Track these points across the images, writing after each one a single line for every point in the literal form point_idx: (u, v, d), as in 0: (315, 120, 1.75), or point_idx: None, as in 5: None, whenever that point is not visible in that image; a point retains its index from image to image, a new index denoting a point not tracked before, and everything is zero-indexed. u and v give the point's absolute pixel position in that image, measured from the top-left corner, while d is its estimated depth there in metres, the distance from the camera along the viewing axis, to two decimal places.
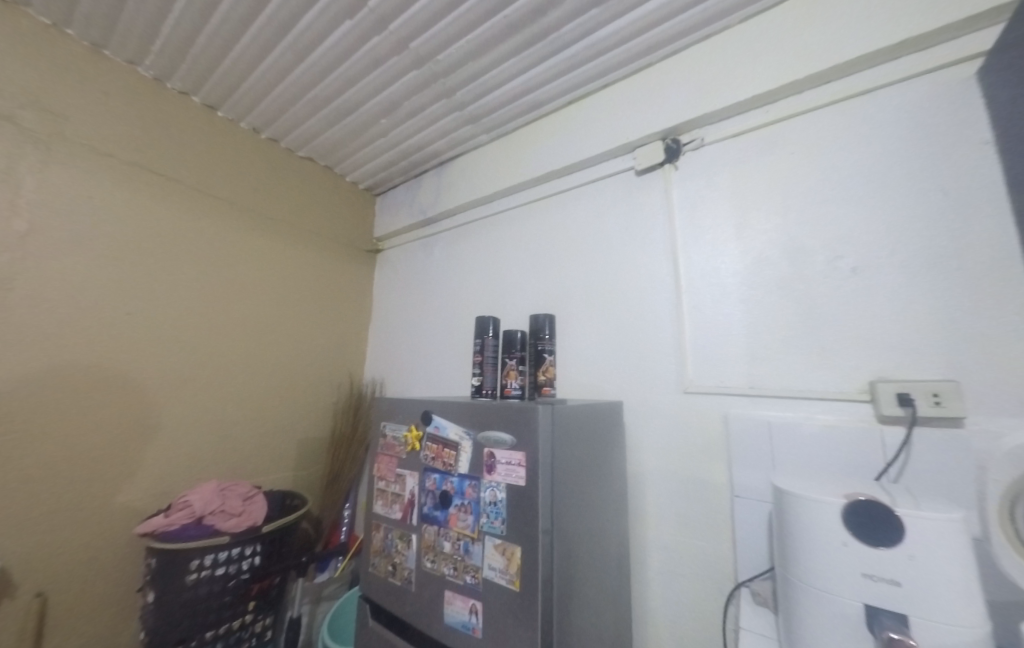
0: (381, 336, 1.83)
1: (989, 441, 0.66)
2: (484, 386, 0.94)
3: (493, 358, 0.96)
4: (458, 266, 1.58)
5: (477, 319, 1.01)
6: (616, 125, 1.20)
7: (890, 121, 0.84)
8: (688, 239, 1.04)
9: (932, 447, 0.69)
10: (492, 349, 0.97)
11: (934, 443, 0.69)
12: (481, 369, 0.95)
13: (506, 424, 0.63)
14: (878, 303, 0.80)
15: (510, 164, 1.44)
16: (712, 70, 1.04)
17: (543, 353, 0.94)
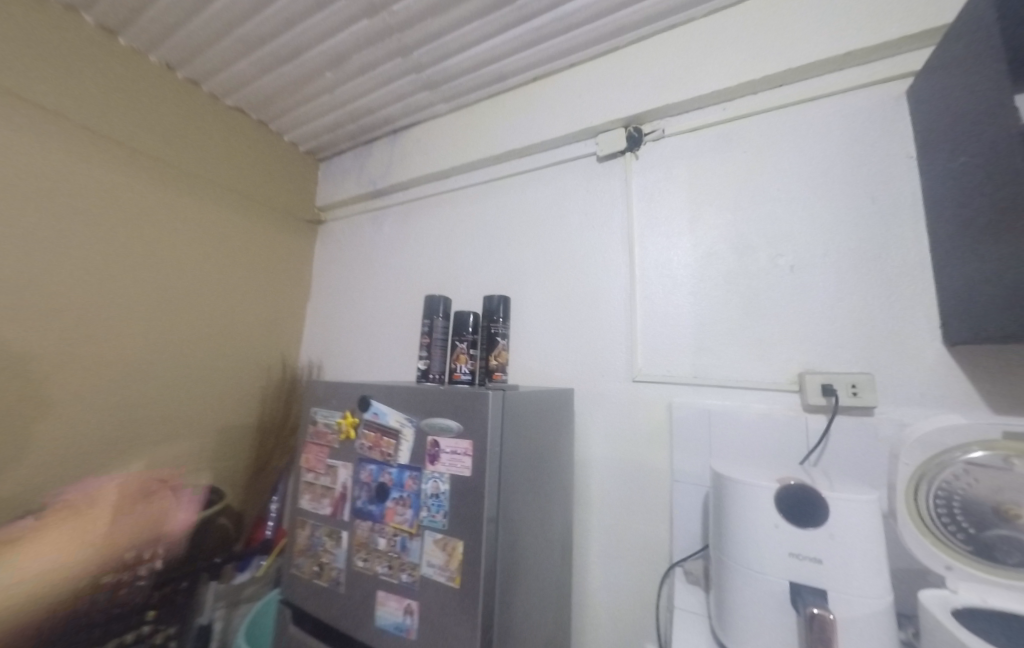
0: (320, 315, 1.68)
1: (895, 429, 0.73)
2: (431, 371, 0.88)
3: (442, 342, 0.90)
4: (409, 244, 1.48)
5: (427, 298, 0.94)
6: (581, 107, 1.16)
7: (831, 129, 0.89)
8: (645, 229, 1.05)
9: (848, 433, 0.76)
10: (441, 332, 0.91)
11: (850, 430, 0.76)
12: (428, 354, 0.89)
13: (454, 411, 0.58)
14: (810, 300, 0.85)
15: (469, 139, 1.36)
16: (677, 61, 1.04)
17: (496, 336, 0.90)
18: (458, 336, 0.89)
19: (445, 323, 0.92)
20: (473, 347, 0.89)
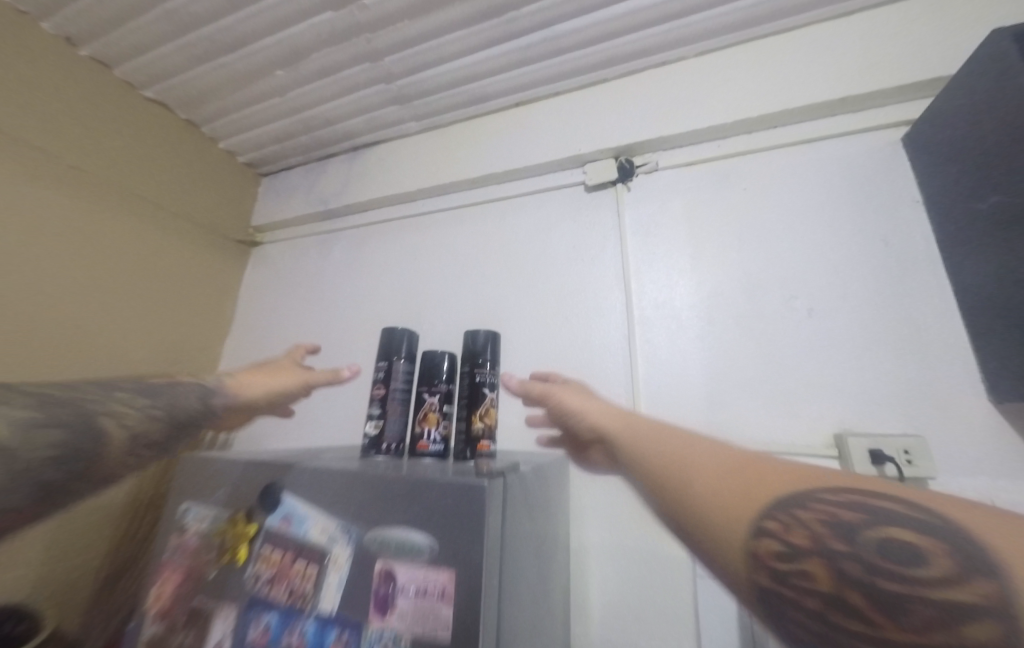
0: (240, 354, 1.35)
1: None
2: (388, 438, 0.64)
3: (404, 396, 0.68)
4: (364, 272, 1.25)
5: (384, 332, 0.72)
6: (567, 134, 1.08)
7: (833, 171, 0.85)
8: (641, 264, 0.93)
9: None
10: (404, 383, 0.69)
11: None
12: (384, 413, 0.65)
13: (430, 513, 0.36)
14: (835, 349, 0.75)
15: (441, 160, 1.22)
16: (669, 96, 1.00)
17: (480, 386, 0.68)
18: (427, 387, 0.67)
19: (408, 369, 0.71)
20: (447, 403, 0.68)
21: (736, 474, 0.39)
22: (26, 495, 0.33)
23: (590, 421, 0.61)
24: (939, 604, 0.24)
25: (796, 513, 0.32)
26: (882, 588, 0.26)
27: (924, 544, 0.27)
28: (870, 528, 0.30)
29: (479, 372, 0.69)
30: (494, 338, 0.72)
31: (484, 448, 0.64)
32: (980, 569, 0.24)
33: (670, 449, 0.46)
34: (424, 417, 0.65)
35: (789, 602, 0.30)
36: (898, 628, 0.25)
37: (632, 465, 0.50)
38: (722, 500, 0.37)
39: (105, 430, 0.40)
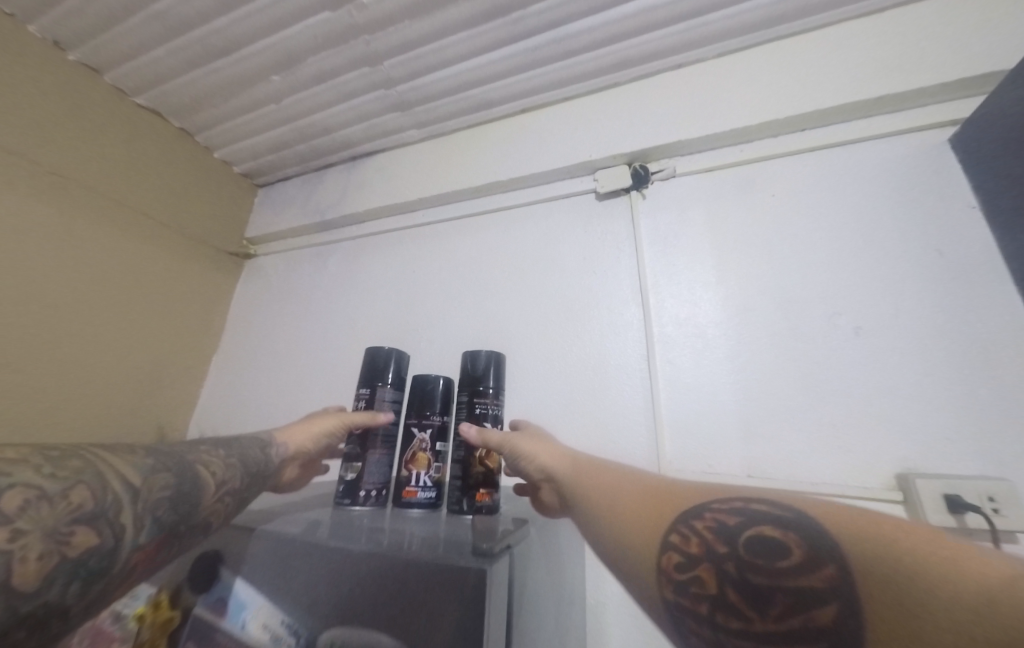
0: (225, 372, 1.26)
1: None
2: (370, 482, 0.57)
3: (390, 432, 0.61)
4: (360, 284, 1.18)
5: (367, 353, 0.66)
6: (577, 140, 1.01)
7: (872, 175, 0.77)
8: (659, 277, 0.84)
9: None
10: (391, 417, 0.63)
11: None
12: (366, 454, 0.58)
13: (421, 603, 0.28)
14: (889, 373, 0.65)
15: (443, 169, 1.16)
16: (686, 99, 0.93)
17: (480, 415, 0.61)
18: (416, 420, 0.60)
19: (395, 399, 0.65)
20: (438, 439, 0.61)
21: (649, 497, 0.44)
22: (149, 533, 0.33)
23: (530, 458, 0.58)
24: (794, 592, 0.29)
25: (692, 526, 0.36)
26: (754, 583, 0.31)
27: (784, 538, 0.32)
28: (745, 528, 0.34)
29: (479, 402, 0.62)
30: (498, 360, 0.64)
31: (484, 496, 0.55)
32: (821, 555, 0.29)
33: (600, 482, 0.50)
34: (414, 457, 0.58)
35: (685, 611, 0.34)
36: (764, 620, 0.29)
37: (570, 497, 0.51)
38: (638, 523, 0.41)
39: (205, 476, 0.40)
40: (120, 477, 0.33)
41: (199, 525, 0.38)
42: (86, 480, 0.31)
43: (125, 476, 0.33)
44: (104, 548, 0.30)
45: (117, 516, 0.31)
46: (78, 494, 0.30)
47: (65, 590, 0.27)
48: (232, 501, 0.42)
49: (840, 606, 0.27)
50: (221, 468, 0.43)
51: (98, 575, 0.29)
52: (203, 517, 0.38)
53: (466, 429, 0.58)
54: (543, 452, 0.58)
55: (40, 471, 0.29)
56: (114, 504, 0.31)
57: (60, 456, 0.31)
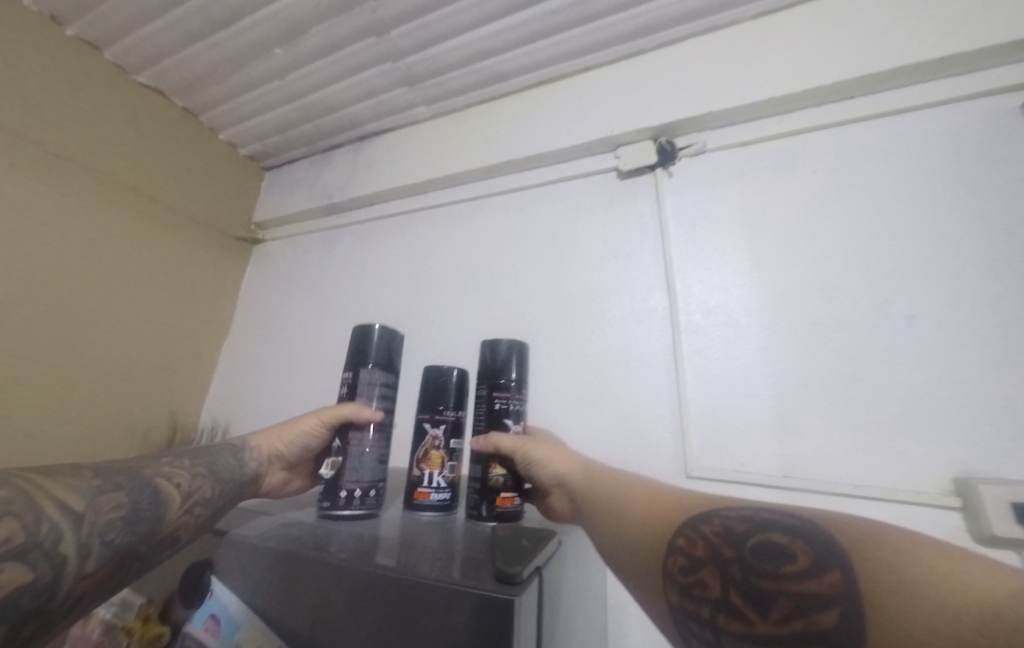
0: (235, 358, 1.25)
1: None
2: (363, 481, 0.55)
3: (381, 425, 0.59)
4: (369, 270, 1.14)
5: (355, 336, 0.62)
6: (597, 114, 0.94)
7: (930, 147, 0.69)
8: (686, 261, 0.78)
9: None
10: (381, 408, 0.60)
11: None
12: (356, 451, 0.56)
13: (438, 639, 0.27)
14: (947, 365, 0.59)
15: (454, 148, 1.10)
16: (720, 66, 0.85)
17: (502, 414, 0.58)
18: (428, 414, 0.57)
19: (387, 389, 0.62)
20: (447, 435, 0.56)
21: (661, 504, 0.44)
22: (96, 559, 0.31)
23: (543, 461, 0.55)
24: (796, 597, 0.28)
25: (701, 530, 0.36)
26: (757, 587, 0.30)
27: (790, 545, 0.31)
28: (752, 534, 0.34)
29: (499, 397, 0.58)
30: (520, 351, 0.61)
31: (503, 500, 0.53)
32: (825, 563, 0.29)
33: (614, 490, 0.49)
34: (426, 455, 0.55)
35: (691, 615, 0.33)
36: (765, 623, 0.29)
37: (584, 504, 0.50)
38: (651, 529, 0.41)
39: (164, 491, 0.39)
40: (60, 503, 0.30)
41: (159, 542, 0.37)
42: (16, 512, 0.27)
43: (64, 503, 0.30)
44: (40, 583, 0.27)
45: (55, 548, 0.28)
46: (5, 527, 0.26)
47: None
48: (200, 511, 0.42)
49: (841, 612, 0.27)
50: (183, 480, 0.42)
51: (30, 615, 0.26)
52: (164, 532, 0.37)
53: (478, 439, 0.56)
54: (559, 455, 0.56)
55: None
56: (51, 534, 0.28)
57: None
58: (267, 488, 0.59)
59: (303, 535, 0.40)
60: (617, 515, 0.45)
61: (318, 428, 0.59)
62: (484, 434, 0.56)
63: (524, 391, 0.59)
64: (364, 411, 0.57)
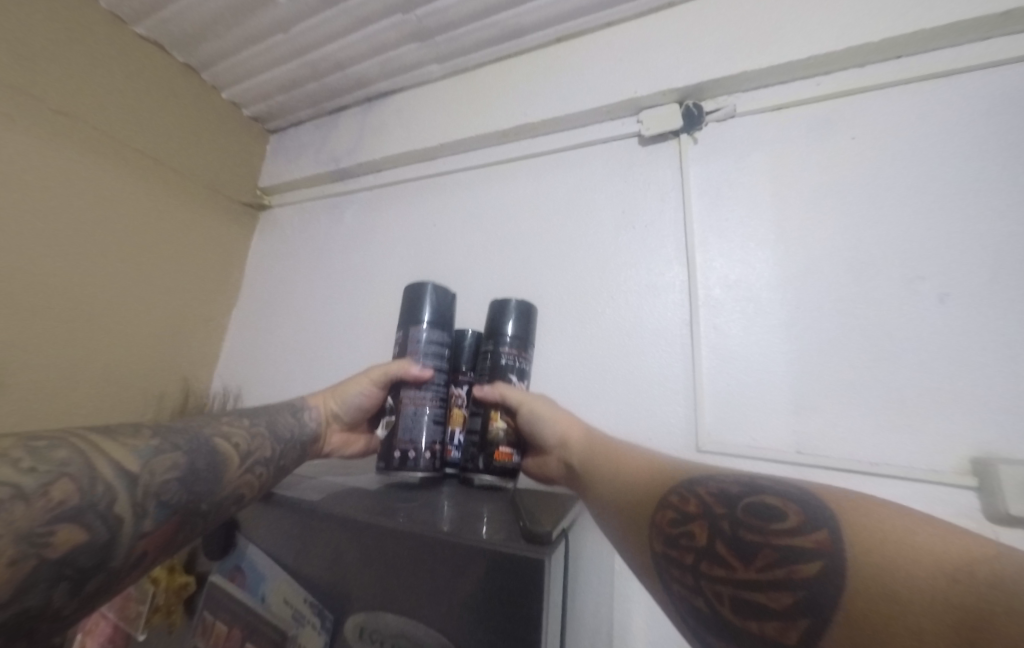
0: (244, 325, 1.25)
1: None
2: (416, 441, 0.54)
3: (434, 386, 0.57)
4: (377, 237, 1.12)
5: (409, 297, 0.61)
6: (620, 74, 0.88)
7: (981, 113, 0.64)
8: (708, 234, 0.75)
9: None
10: (431, 372, 0.58)
11: None
12: (410, 410, 0.55)
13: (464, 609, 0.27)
14: (977, 346, 0.57)
15: (467, 110, 1.05)
16: (756, 21, 0.79)
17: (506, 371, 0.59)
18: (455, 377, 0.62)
19: (439, 351, 0.60)
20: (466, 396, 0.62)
21: (659, 466, 0.42)
22: (153, 518, 0.31)
23: (545, 419, 0.55)
24: (782, 549, 0.27)
25: (695, 489, 0.35)
26: (744, 540, 0.29)
27: (785, 506, 0.30)
28: (746, 495, 0.32)
29: (503, 356, 0.60)
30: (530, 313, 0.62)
31: (502, 455, 0.55)
32: (817, 520, 0.28)
33: (616, 450, 0.48)
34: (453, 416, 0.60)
35: (672, 562, 0.33)
36: (747, 570, 0.28)
37: (586, 465, 0.49)
38: (642, 484, 0.40)
39: (222, 449, 0.39)
40: (112, 463, 0.30)
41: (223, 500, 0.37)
42: (72, 472, 0.28)
43: (117, 463, 0.30)
44: (96, 542, 0.27)
45: (110, 508, 0.28)
46: (60, 489, 0.26)
47: (53, 591, 0.25)
48: (261, 469, 0.41)
49: (825, 563, 0.25)
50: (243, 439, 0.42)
51: (89, 573, 0.27)
52: (226, 494, 0.37)
53: (483, 386, 0.58)
54: (563, 415, 0.56)
55: (16, 467, 0.26)
56: (104, 494, 0.28)
57: (43, 448, 0.28)
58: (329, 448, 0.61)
59: (333, 493, 0.40)
60: (614, 472, 0.45)
61: (372, 385, 0.62)
62: (494, 384, 0.58)
63: (527, 355, 0.62)
64: (413, 368, 0.57)
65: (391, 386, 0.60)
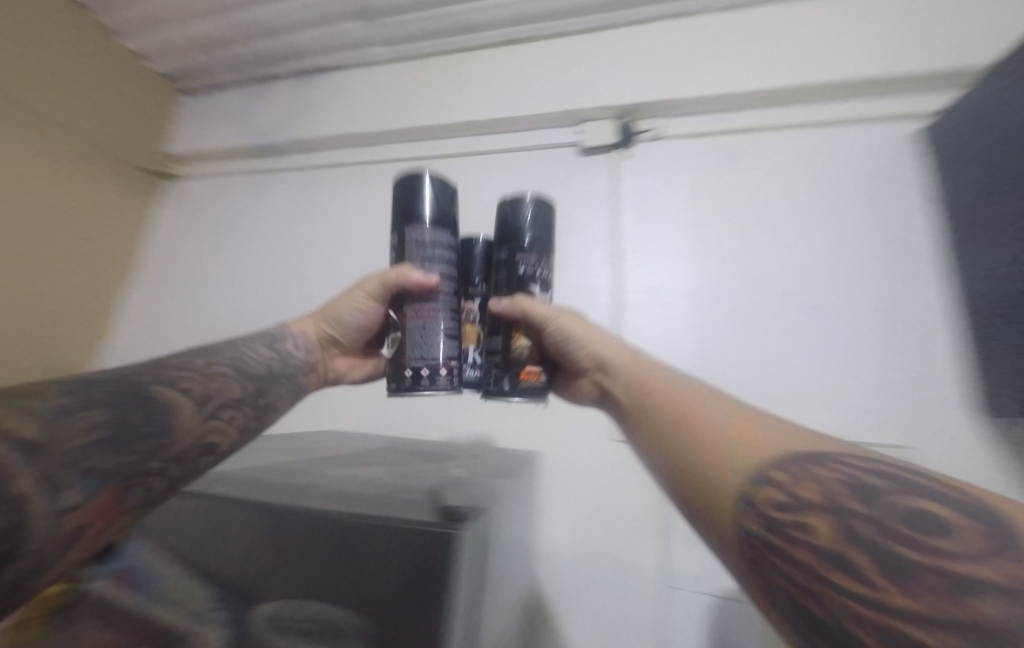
0: (143, 310, 1.10)
1: None
2: (427, 358, 0.46)
3: (444, 295, 0.48)
4: (311, 222, 1.05)
5: (396, 195, 0.49)
6: (565, 86, 0.93)
7: (847, 158, 0.78)
8: (635, 242, 0.82)
9: None
10: (438, 280, 0.48)
11: None
12: (416, 324, 0.47)
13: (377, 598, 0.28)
14: (833, 351, 0.69)
15: (414, 100, 1.02)
16: (684, 55, 0.87)
17: (523, 271, 0.48)
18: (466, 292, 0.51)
19: (445, 253, 0.49)
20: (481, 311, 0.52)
21: (775, 435, 0.35)
22: (80, 490, 0.26)
23: (578, 340, 0.49)
24: (955, 577, 0.20)
25: (816, 472, 0.29)
26: (892, 552, 0.22)
27: (954, 520, 0.23)
28: (899, 498, 0.25)
29: (518, 262, 0.48)
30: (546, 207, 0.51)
31: (530, 376, 0.47)
32: (1010, 549, 0.20)
33: (699, 401, 0.41)
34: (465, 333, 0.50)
35: (771, 549, 0.27)
36: (899, 592, 0.20)
37: (639, 395, 0.45)
38: (743, 453, 0.33)
39: (165, 399, 0.35)
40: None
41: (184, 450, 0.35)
42: None
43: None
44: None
45: None
46: None
47: None
48: (222, 415, 0.40)
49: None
50: (193, 386, 0.39)
51: None
52: (183, 445, 0.35)
53: (500, 300, 0.48)
54: (603, 340, 0.50)
55: None
56: None
57: None
58: (333, 372, 0.60)
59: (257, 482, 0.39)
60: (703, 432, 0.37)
61: (368, 302, 0.54)
62: (511, 296, 0.47)
63: (549, 259, 0.50)
64: (412, 275, 0.47)
65: (389, 302, 0.51)
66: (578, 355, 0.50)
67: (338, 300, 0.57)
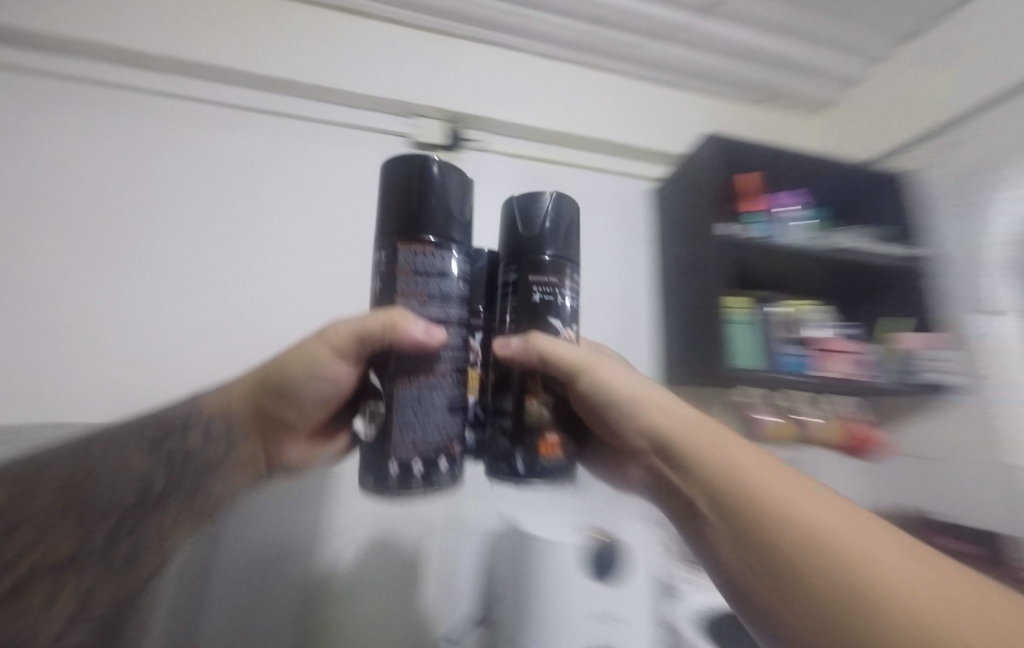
0: None
1: None
2: (423, 446, 0.32)
3: (451, 350, 0.35)
4: (64, 174, 0.68)
5: (393, 181, 0.35)
6: (396, 73, 0.85)
7: (617, 199, 1.00)
8: None
9: None
10: (445, 327, 0.34)
11: None
12: (411, 396, 0.33)
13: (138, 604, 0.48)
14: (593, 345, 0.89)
15: (188, 23, 0.75)
16: (510, 79, 0.92)
17: (552, 302, 0.37)
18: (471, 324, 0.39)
19: (459, 283, 0.36)
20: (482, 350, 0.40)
21: (894, 540, 0.26)
22: None
23: (630, 398, 0.38)
24: None
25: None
26: None
27: None
28: None
29: (538, 279, 0.37)
30: (567, 212, 0.39)
31: (546, 448, 0.37)
32: None
33: (794, 486, 0.30)
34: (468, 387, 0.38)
35: None
36: None
37: (669, 454, 0.36)
38: (915, 581, 0.23)
39: None
40: None
41: None
42: None
43: None
44: None
45: None
46: None
47: None
48: None
49: None
50: (160, 472, 0.44)
51: None
52: None
53: (506, 341, 0.37)
54: (646, 398, 0.39)
55: None
56: None
57: None
58: (286, 461, 0.46)
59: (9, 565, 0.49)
60: (819, 535, 0.26)
61: (338, 361, 0.36)
62: (524, 331, 0.37)
63: (576, 275, 0.39)
64: (413, 327, 0.32)
65: (367, 355, 0.35)
66: (607, 410, 0.39)
67: (293, 356, 0.39)
